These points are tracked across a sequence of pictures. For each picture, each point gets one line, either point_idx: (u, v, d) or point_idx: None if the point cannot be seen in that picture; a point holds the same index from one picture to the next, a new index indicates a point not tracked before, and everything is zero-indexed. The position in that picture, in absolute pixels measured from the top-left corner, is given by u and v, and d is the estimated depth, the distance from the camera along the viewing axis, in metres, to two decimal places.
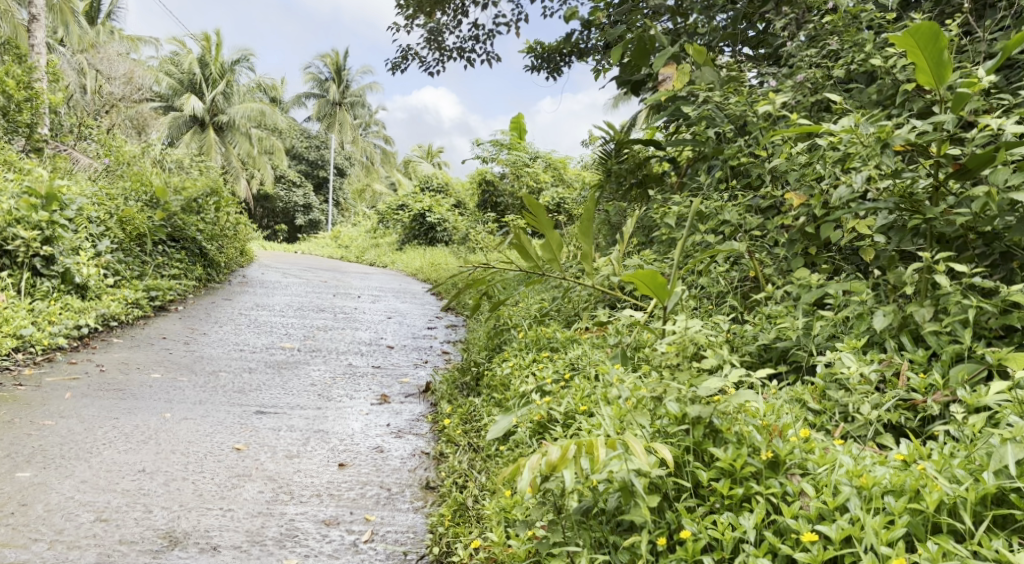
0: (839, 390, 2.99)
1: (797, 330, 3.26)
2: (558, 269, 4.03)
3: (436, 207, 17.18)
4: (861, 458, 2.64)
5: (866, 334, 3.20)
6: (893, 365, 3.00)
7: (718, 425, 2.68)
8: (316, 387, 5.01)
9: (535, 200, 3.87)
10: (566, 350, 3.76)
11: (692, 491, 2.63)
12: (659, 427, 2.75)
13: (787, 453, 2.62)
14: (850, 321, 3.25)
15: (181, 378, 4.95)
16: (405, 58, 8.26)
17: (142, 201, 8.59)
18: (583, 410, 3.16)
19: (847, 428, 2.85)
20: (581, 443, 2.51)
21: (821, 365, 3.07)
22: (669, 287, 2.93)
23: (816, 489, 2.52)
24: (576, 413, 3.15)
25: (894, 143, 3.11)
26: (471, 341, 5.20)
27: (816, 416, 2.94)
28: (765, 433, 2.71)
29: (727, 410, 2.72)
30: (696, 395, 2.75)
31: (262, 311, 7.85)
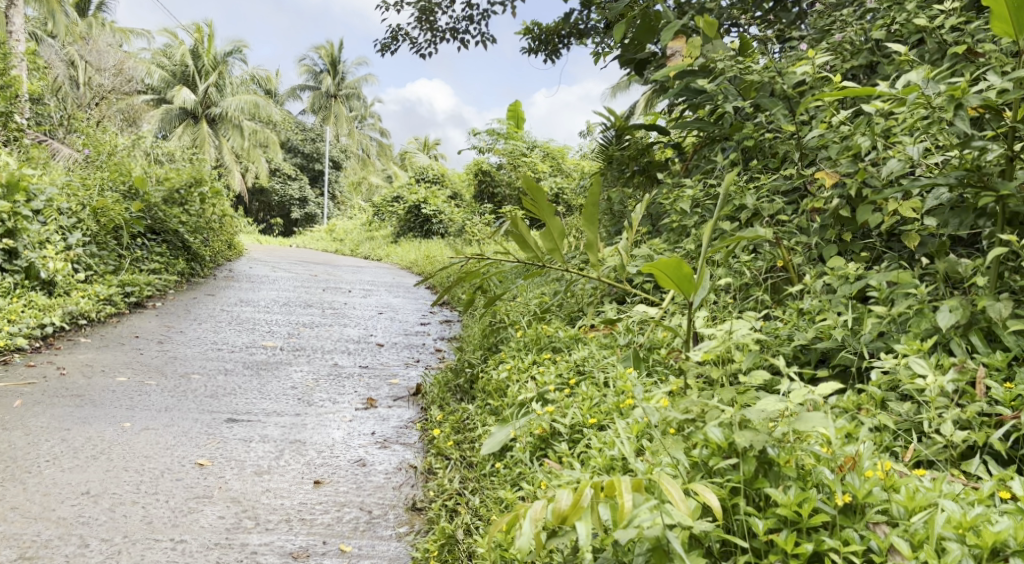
0: (904, 404, 2.63)
1: (840, 328, 2.88)
2: (561, 260, 3.62)
3: (432, 198, 16.80)
4: (960, 500, 2.27)
5: (928, 333, 2.78)
6: (968, 371, 2.62)
7: (773, 458, 2.30)
8: (297, 390, 4.60)
9: (535, 184, 3.45)
10: (572, 349, 3.36)
11: (744, 547, 2.23)
12: (698, 460, 2.36)
13: (865, 494, 2.26)
14: (905, 319, 2.85)
15: (149, 381, 4.54)
16: (395, 38, 7.85)
17: (120, 192, 8.17)
18: (593, 423, 2.77)
19: (922, 452, 2.49)
20: (597, 485, 2.22)
21: (878, 372, 2.71)
22: (696, 279, 2.52)
23: (912, 547, 2.15)
24: (584, 427, 2.76)
25: (968, 105, 2.70)
26: (465, 340, 4.79)
27: (880, 435, 2.56)
28: (832, 466, 2.34)
29: (785, 439, 2.36)
30: (744, 420, 2.36)
31: (246, 307, 7.45)
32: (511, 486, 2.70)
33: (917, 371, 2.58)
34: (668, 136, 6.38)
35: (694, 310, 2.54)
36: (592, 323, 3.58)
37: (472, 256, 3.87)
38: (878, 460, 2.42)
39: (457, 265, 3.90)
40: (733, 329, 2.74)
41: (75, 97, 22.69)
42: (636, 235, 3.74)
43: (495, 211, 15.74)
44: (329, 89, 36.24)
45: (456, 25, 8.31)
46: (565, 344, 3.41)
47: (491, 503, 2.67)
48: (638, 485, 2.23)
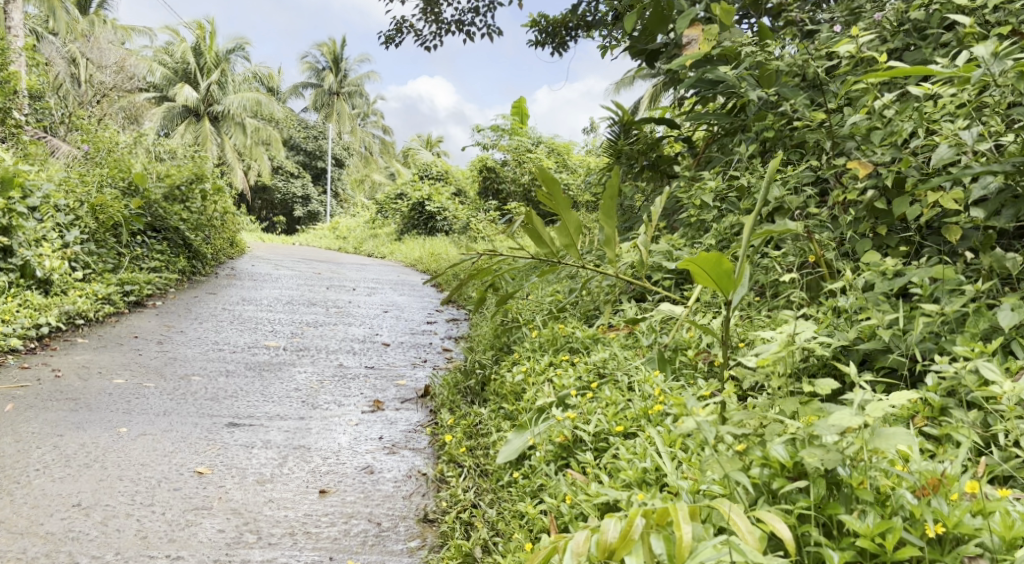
0: (971, 414, 2.47)
1: (885, 328, 2.71)
2: (577, 256, 3.44)
3: (436, 196, 16.64)
4: None
5: (985, 332, 2.62)
6: None
7: (845, 479, 2.20)
8: (300, 393, 4.44)
9: (549, 174, 3.29)
10: (591, 350, 3.20)
11: None
12: (760, 481, 2.24)
13: (955, 520, 2.10)
14: (961, 321, 2.69)
15: (147, 384, 4.38)
16: (399, 31, 7.68)
17: (120, 189, 8.01)
18: (619, 431, 2.61)
19: (1008, 473, 2.31)
20: (653, 513, 2.09)
21: (935, 378, 2.55)
22: (737, 277, 2.29)
23: None
24: (610, 435, 2.60)
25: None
26: (475, 339, 4.63)
27: (943, 447, 2.40)
28: (908, 488, 2.21)
29: (858, 458, 2.24)
30: (813, 439, 2.28)
31: (248, 305, 7.28)
32: (532, 499, 2.55)
33: (990, 378, 2.41)
34: (678, 129, 6.24)
35: (733, 311, 2.32)
36: (612, 323, 3.42)
37: (484, 252, 3.70)
38: (964, 481, 2.26)
39: (467, 263, 3.72)
40: (797, 331, 2.62)
41: (77, 94, 22.53)
42: (656, 231, 3.57)
43: (499, 208, 15.59)
44: (332, 86, 36.09)
45: (461, 17, 8.15)
46: (583, 344, 3.25)
47: (510, 517, 2.52)
48: (694, 511, 2.12)
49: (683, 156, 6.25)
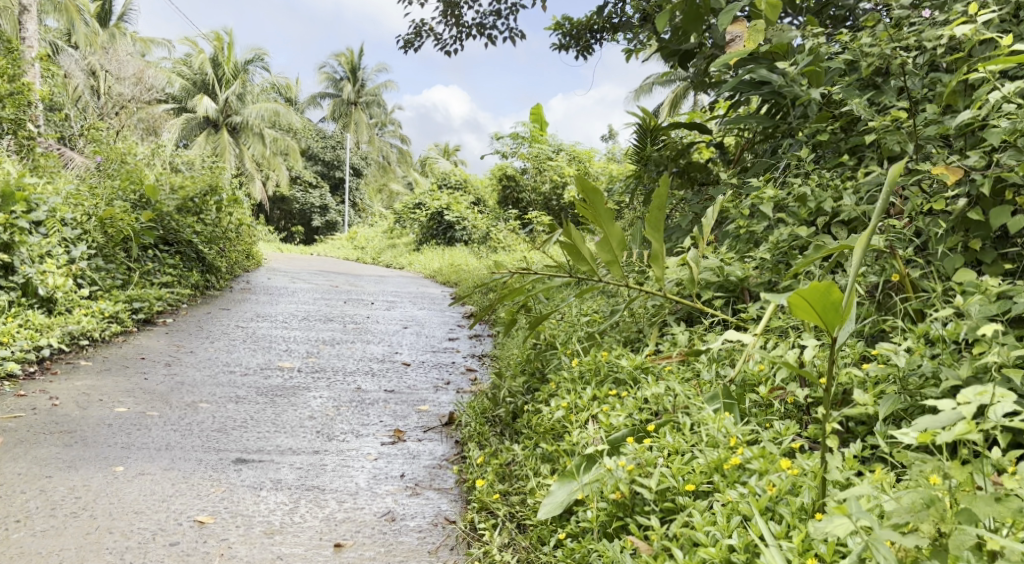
0: None
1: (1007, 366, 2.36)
2: (621, 273, 3.09)
3: (455, 205, 16.08)
4: None
5: None
6: None
7: None
8: (315, 421, 4.10)
9: (591, 183, 2.95)
10: (642, 382, 2.83)
11: None
12: None
13: None
14: None
15: (150, 412, 4.05)
16: (418, 34, 7.37)
17: (131, 201, 7.73)
18: (689, 489, 2.25)
19: None
20: None
21: None
22: (846, 310, 2.00)
23: None
24: (679, 495, 2.25)
25: None
26: (504, 363, 4.29)
27: None
28: None
29: None
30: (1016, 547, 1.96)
31: (262, 322, 6.97)
32: None
33: None
34: (710, 134, 5.89)
35: (837, 347, 2.01)
36: (659, 349, 3.05)
37: (515, 270, 3.34)
38: None
39: (495, 281, 3.37)
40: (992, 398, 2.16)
41: (96, 106, 22.42)
42: (706, 246, 3.22)
43: (520, 217, 15.28)
44: (350, 96, 35.96)
45: (482, 20, 7.84)
46: (631, 375, 2.88)
47: None
48: None
49: (718, 162, 5.94)
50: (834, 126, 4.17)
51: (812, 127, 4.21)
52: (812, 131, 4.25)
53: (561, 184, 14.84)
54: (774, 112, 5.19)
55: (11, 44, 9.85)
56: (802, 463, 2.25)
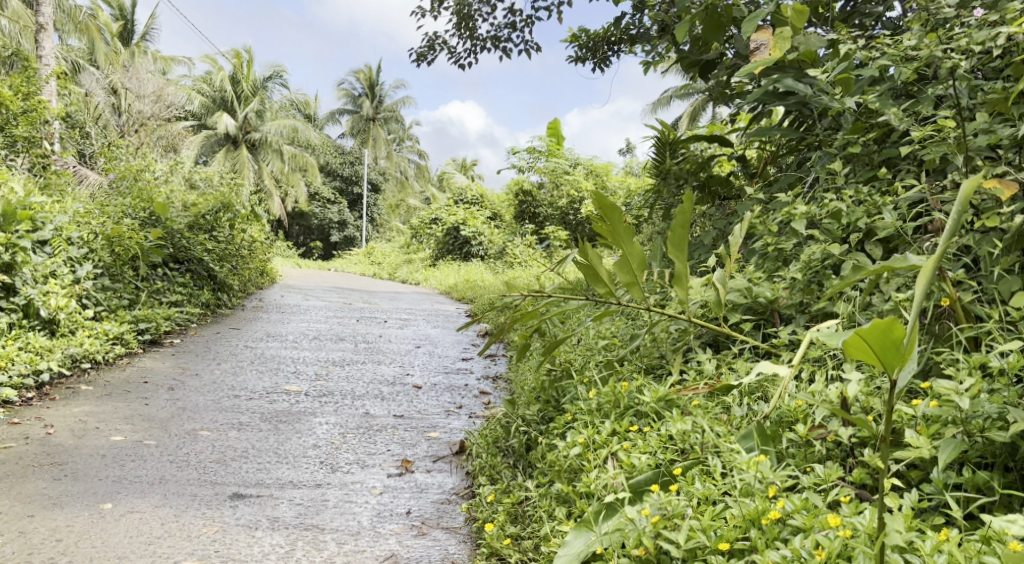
0: None
1: None
2: (643, 295, 2.88)
3: (471, 220, 15.89)
4: None
5: None
6: None
7: None
8: (319, 450, 3.91)
9: (608, 198, 2.75)
10: (666, 417, 2.59)
11: None
12: None
13: None
14: None
15: (147, 441, 3.86)
16: (432, 48, 7.22)
17: (141, 219, 7.59)
18: (723, 549, 1.99)
19: None
20: None
21: None
22: (906, 349, 1.90)
23: None
24: (711, 554, 1.99)
25: None
26: (517, 389, 4.09)
27: None
28: None
29: None
30: None
31: (272, 342, 6.80)
32: None
33: None
34: (731, 147, 5.69)
35: (897, 389, 1.87)
36: (685, 380, 2.81)
37: (528, 291, 3.13)
38: None
39: (505, 304, 3.15)
40: None
41: (116, 124, 22.50)
42: (732, 267, 3.00)
43: (536, 233, 15.11)
44: (367, 112, 36.04)
45: (497, 33, 7.68)
46: (654, 408, 2.64)
47: None
48: None
49: (740, 176, 5.73)
50: (867, 137, 3.95)
51: (843, 139, 4.00)
52: (843, 143, 4.04)
53: (578, 199, 14.68)
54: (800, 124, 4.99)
55: (26, 60, 9.78)
56: (846, 512, 2.02)
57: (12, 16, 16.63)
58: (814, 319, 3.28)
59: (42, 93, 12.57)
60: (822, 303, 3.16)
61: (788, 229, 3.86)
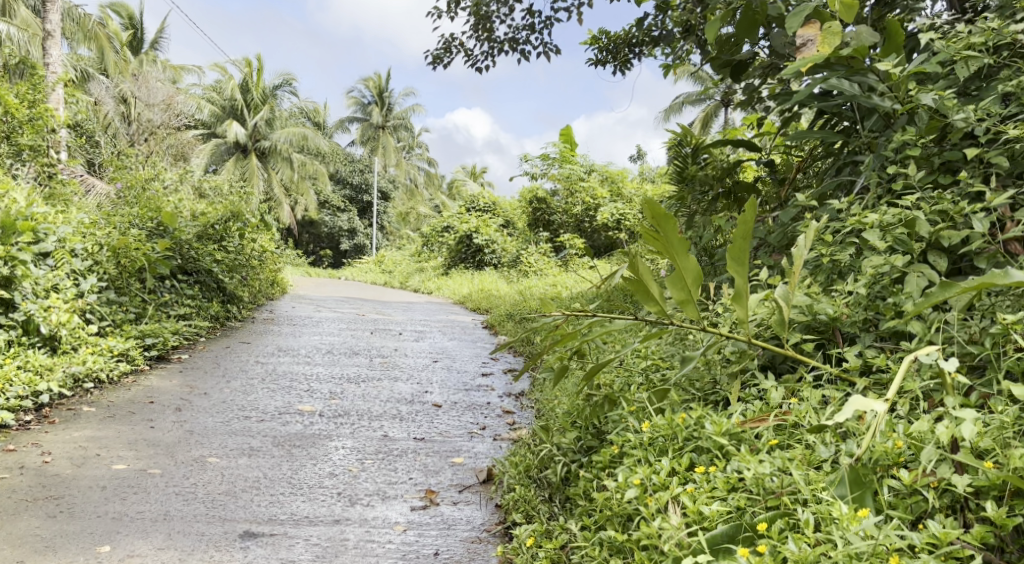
0: None
1: None
2: (699, 313, 2.57)
3: (484, 228, 15.61)
4: None
5: None
6: None
7: None
8: (336, 479, 3.63)
9: (661, 206, 2.50)
10: (735, 456, 2.30)
11: None
12: None
13: None
14: None
15: (151, 469, 3.59)
16: (449, 50, 6.96)
17: (147, 229, 7.33)
18: None
19: None
20: None
21: None
22: None
23: None
24: None
25: None
26: (549, 412, 3.80)
27: None
28: None
29: None
30: None
31: (283, 357, 6.52)
32: None
33: None
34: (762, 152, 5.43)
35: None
36: (750, 411, 2.52)
37: (569, 311, 2.84)
38: None
39: (543, 324, 2.87)
40: None
41: (125, 133, 22.36)
42: (797, 283, 2.70)
43: (550, 240, 14.85)
44: (377, 120, 35.88)
45: (515, 35, 7.40)
46: (718, 444, 2.36)
47: None
48: None
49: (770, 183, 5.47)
50: (927, 139, 3.66)
51: (901, 142, 3.73)
52: (900, 146, 3.75)
53: (593, 207, 14.42)
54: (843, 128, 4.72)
55: (30, 67, 9.52)
56: None
57: (20, 24, 16.44)
58: (882, 339, 3.00)
59: (48, 100, 12.35)
60: (893, 322, 2.88)
61: (843, 238, 3.58)
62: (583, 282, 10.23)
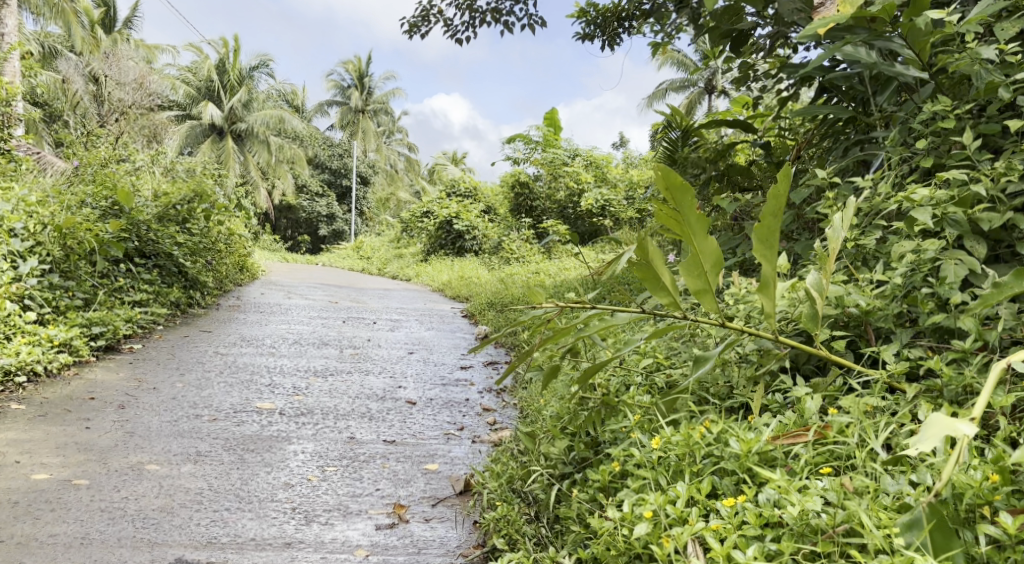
0: None
1: None
2: (718, 305, 2.16)
3: (465, 214, 15.15)
4: None
5: None
6: None
7: None
8: (291, 491, 3.18)
9: (677, 176, 2.08)
10: (769, 482, 1.93)
11: None
12: None
13: None
14: None
15: (78, 480, 3.12)
16: (426, 19, 6.48)
17: (101, 208, 6.83)
18: None
19: None
20: None
21: None
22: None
23: None
24: None
25: None
26: (534, 415, 3.38)
27: None
28: None
29: None
30: None
31: (247, 348, 6.05)
32: None
33: None
34: (755, 133, 5.05)
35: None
36: (780, 423, 2.14)
37: (561, 303, 2.40)
38: None
39: (531, 320, 2.43)
40: None
41: (95, 112, 21.63)
42: (831, 271, 2.30)
43: (533, 227, 14.39)
44: (357, 104, 35.19)
45: (497, 5, 6.94)
46: (745, 467, 1.99)
47: None
48: None
49: (763, 165, 5.09)
50: (961, 109, 3.27)
51: (930, 112, 3.33)
52: (929, 118, 3.35)
53: (577, 192, 13.97)
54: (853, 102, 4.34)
55: None
56: None
57: None
58: (921, 335, 2.61)
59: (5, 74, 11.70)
60: (938, 315, 2.48)
61: (868, 220, 3.18)
62: (567, 270, 9.80)
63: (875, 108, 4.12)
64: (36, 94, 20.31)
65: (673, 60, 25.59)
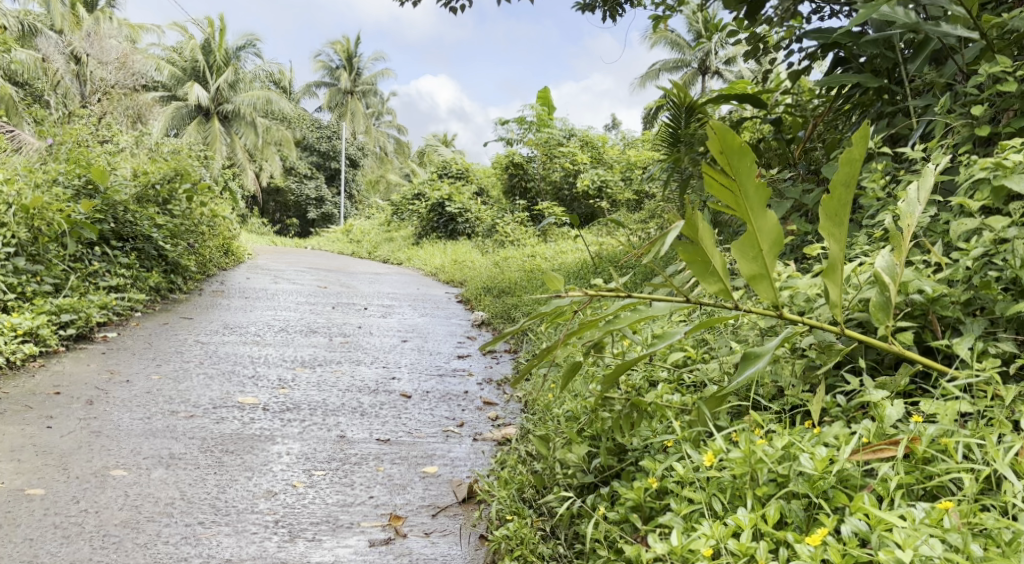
0: None
1: None
2: (776, 292, 1.83)
3: (457, 196, 14.77)
4: None
5: None
6: None
7: None
8: (274, 501, 2.84)
9: (736, 137, 1.76)
10: (854, 511, 1.76)
11: None
12: None
13: None
14: None
15: (32, 490, 2.77)
16: None
17: (74, 187, 6.44)
18: None
19: None
20: None
21: None
22: None
23: None
24: None
25: None
26: (544, 412, 3.08)
27: None
28: None
29: None
30: None
31: (229, 336, 5.67)
32: None
33: None
34: (769, 109, 4.75)
35: None
36: (857, 435, 1.95)
37: (588, 290, 2.05)
38: None
39: (551, 309, 2.08)
40: None
41: (77, 92, 21.07)
42: (906, 252, 1.97)
43: (528, 209, 14.01)
44: (346, 85, 34.62)
45: None
46: (817, 490, 1.82)
47: None
48: None
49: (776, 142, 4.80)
50: (1018, 71, 2.97)
51: (983, 75, 3.03)
52: (981, 83, 3.06)
53: (573, 172, 13.57)
54: (882, 70, 4.04)
55: None
56: None
57: None
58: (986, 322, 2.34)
59: None
60: (1011, 303, 2.21)
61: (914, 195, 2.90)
62: (563, 253, 9.43)
63: (906, 74, 3.81)
64: (16, 72, 19.69)
65: (666, 39, 25.12)
